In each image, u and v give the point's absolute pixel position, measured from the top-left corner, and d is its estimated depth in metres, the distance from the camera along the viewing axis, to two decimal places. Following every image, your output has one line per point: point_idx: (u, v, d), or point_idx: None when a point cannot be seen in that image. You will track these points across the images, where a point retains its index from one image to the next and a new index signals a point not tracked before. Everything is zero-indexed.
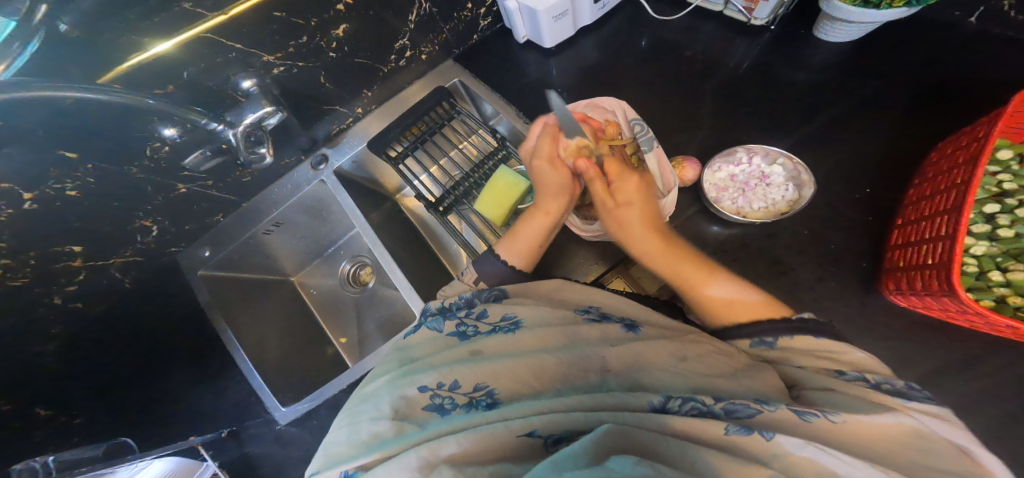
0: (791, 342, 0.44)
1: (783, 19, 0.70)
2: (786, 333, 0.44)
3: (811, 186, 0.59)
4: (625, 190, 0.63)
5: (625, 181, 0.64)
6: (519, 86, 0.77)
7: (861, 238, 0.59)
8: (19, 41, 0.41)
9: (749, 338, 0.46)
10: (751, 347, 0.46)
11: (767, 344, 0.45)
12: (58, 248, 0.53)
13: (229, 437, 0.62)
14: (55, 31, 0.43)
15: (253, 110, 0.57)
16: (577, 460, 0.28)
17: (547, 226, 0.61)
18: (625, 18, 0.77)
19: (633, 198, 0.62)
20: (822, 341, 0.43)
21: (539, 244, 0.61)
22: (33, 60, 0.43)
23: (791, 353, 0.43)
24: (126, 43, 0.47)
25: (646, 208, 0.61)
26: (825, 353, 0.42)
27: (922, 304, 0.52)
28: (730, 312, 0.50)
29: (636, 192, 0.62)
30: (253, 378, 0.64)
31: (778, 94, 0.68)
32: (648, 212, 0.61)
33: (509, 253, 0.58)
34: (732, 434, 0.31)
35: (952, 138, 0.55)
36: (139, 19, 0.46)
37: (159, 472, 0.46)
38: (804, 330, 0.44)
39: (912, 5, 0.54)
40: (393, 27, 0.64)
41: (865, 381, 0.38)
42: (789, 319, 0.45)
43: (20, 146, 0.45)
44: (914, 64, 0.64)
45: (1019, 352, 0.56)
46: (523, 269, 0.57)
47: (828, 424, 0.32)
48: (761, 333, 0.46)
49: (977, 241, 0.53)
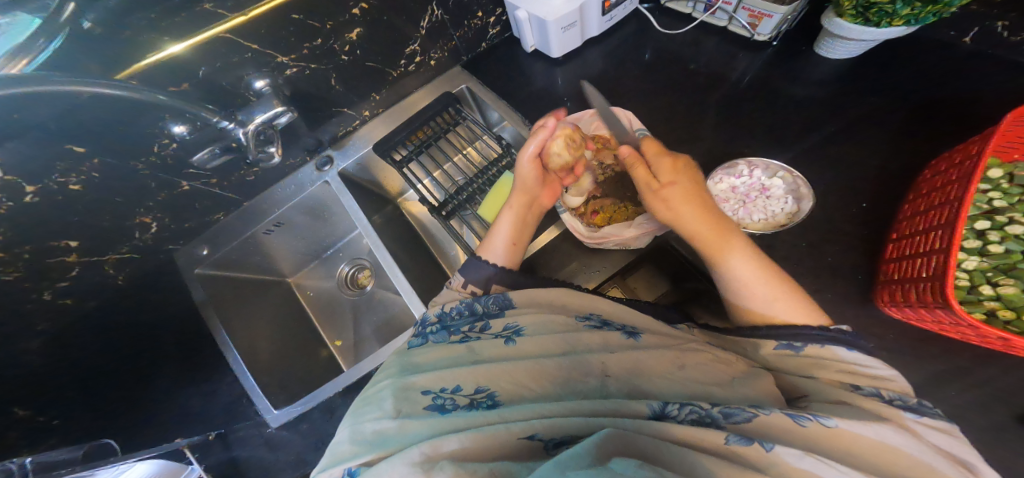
0: (820, 351, 0.44)
1: (784, 37, 0.72)
2: (821, 341, 0.44)
3: (810, 199, 0.60)
4: (665, 171, 0.58)
5: (659, 161, 0.59)
6: (525, 94, 0.78)
7: (857, 252, 0.61)
8: (43, 37, 0.42)
9: (777, 339, 0.46)
10: (776, 349, 0.46)
11: (794, 349, 0.45)
12: (53, 243, 0.52)
13: (216, 440, 0.59)
14: (79, 27, 0.43)
15: (262, 111, 0.56)
16: (581, 460, 0.28)
17: (520, 214, 0.62)
18: (631, 31, 0.78)
19: (676, 178, 0.58)
20: (853, 355, 0.42)
21: (517, 239, 0.59)
22: (55, 55, 0.43)
23: (813, 364, 0.44)
24: (145, 41, 0.47)
25: (692, 189, 0.57)
26: (845, 368, 0.42)
27: (916, 316, 0.53)
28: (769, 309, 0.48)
29: (678, 173, 0.58)
30: (246, 379, 0.63)
31: (777, 109, 0.69)
32: (693, 191, 0.56)
33: (486, 243, 0.59)
34: (732, 444, 0.31)
35: (944, 155, 0.57)
36: (162, 17, 0.46)
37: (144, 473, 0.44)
38: (836, 340, 0.43)
39: (910, 25, 0.56)
40: (404, 33, 0.65)
41: (880, 397, 0.38)
42: (824, 327, 0.44)
43: (26, 139, 0.44)
44: (908, 85, 0.66)
45: (1007, 365, 0.57)
46: (507, 266, 0.56)
47: (817, 427, 0.33)
48: (789, 337, 0.45)
49: (969, 256, 0.55)
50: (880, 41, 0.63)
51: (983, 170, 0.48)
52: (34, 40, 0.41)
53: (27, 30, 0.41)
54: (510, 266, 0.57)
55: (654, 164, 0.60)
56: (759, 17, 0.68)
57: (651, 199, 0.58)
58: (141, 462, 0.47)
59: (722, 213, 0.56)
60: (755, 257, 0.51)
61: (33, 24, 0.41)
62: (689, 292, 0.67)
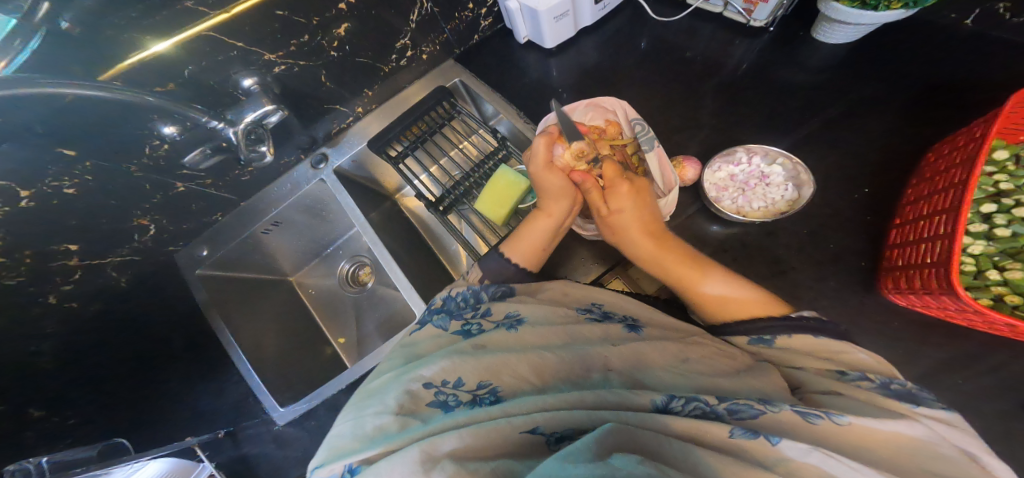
0: (791, 340, 0.45)
1: (781, 22, 0.71)
2: (786, 331, 0.45)
3: (811, 186, 0.59)
4: (617, 196, 0.59)
5: (618, 187, 0.60)
6: (518, 86, 0.77)
7: (859, 238, 0.60)
8: (19, 38, 0.41)
9: (747, 335, 0.48)
10: (750, 344, 0.48)
11: (766, 342, 0.46)
12: (57, 247, 0.52)
13: (226, 438, 0.60)
14: (57, 28, 0.42)
15: (254, 108, 0.58)
16: (580, 454, 0.28)
17: (550, 227, 0.59)
18: (625, 19, 0.77)
19: (625, 204, 0.59)
20: (821, 342, 0.44)
21: (545, 243, 0.59)
22: (35, 56, 0.43)
23: (791, 354, 0.45)
24: (129, 40, 0.47)
25: (640, 215, 0.58)
26: (825, 355, 0.43)
27: (921, 302, 0.52)
28: (726, 309, 0.51)
29: (629, 198, 0.59)
30: (252, 377, 0.64)
31: (776, 94, 0.68)
32: (642, 218, 0.58)
33: (511, 250, 0.57)
34: (736, 437, 0.31)
35: (950, 137, 0.56)
36: (143, 16, 0.45)
37: (155, 472, 0.45)
38: (804, 329, 0.45)
39: (908, 8, 0.54)
40: (394, 27, 0.64)
41: (870, 381, 0.38)
42: (789, 316, 0.46)
43: (19, 142, 0.44)
44: (910, 66, 0.64)
45: (1013, 350, 0.56)
46: (528, 269, 0.56)
47: (830, 425, 0.32)
48: (760, 330, 0.47)
49: (975, 241, 0.54)
50: (881, 23, 0.61)
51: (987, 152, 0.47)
52: (10, 41, 0.41)
53: (6, 29, 0.41)
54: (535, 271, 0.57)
55: (613, 188, 0.60)
56: (755, 1, 0.66)
57: (602, 222, 0.60)
58: (152, 460, 0.48)
59: (668, 235, 0.58)
60: (723, 271, 0.54)
61: (9, 24, 0.40)
62: None
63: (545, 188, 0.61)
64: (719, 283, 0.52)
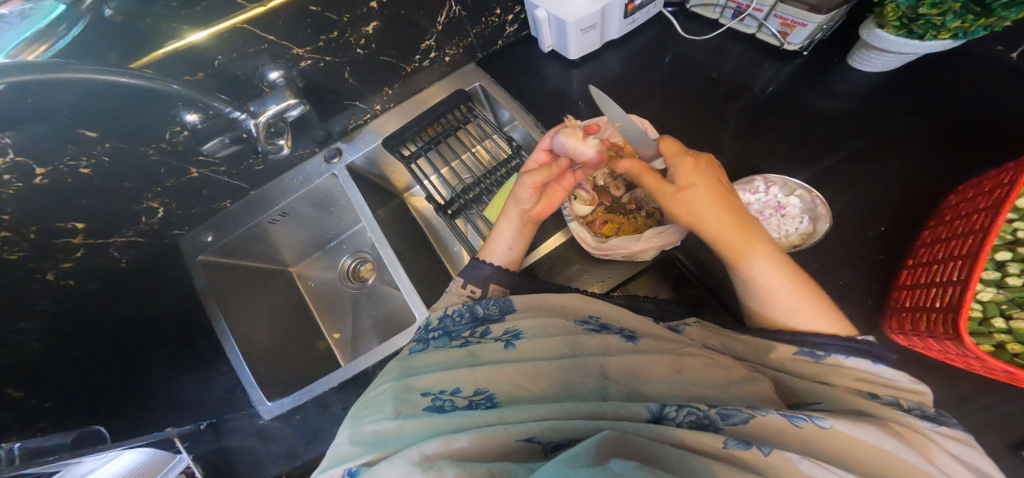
0: (841, 363, 0.43)
1: (812, 49, 0.72)
2: (843, 353, 0.43)
3: (826, 220, 0.60)
4: (683, 172, 0.54)
5: (678, 162, 0.55)
6: (538, 95, 0.77)
7: (866, 274, 0.60)
8: (65, 24, 0.42)
9: (797, 346, 0.45)
10: (795, 355, 0.45)
11: (816, 357, 0.44)
12: (61, 224, 0.53)
13: (208, 429, 0.59)
14: (101, 16, 0.43)
15: (276, 101, 0.56)
16: (579, 459, 0.28)
17: (509, 229, 0.61)
18: (652, 35, 0.78)
19: (696, 180, 0.53)
20: (878, 368, 0.41)
21: (513, 243, 0.60)
22: (74, 42, 0.44)
23: (831, 371, 0.43)
24: (164, 29, 0.47)
25: (715, 193, 0.53)
26: (867, 379, 0.41)
27: (922, 345, 0.53)
28: (788, 313, 0.48)
29: (699, 174, 0.54)
30: (241, 370, 0.63)
31: (797, 122, 0.69)
32: (715, 198, 0.52)
33: (486, 254, 0.60)
34: (729, 448, 0.31)
35: (974, 182, 0.56)
36: (182, 6, 0.46)
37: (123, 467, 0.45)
38: (864, 354, 0.42)
39: (956, 38, 0.55)
40: (420, 28, 0.64)
41: (898, 407, 0.38)
42: (850, 338, 0.43)
43: (45, 122, 0.46)
44: (933, 104, 0.65)
45: (1007, 394, 0.57)
46: (506, 267, 0.59)
47: (814, 428, 0.33)
48: (813, 344, 0.44)
49: (985, 287, 0.53)
50: (920, 54, 0.62)
51: (1012, 201, 0.47)
52: (55, 27, 0.42)
53: (49, 15, 0.42)
54: (514, 271, 0.60)
55: (675, 163, 0.55)
56: (792, 25, 0.67)
57: (667, 201, 0.55)
58: (129, 450, 0.48)
59: (756, 229, 0.52)
60: (792, 271, 0.49)
61: (59, 9, 0.42)
62: (689, 297, 0.66)
63: (518, 187, 0.60)
64: (778, 281, 0.49)
